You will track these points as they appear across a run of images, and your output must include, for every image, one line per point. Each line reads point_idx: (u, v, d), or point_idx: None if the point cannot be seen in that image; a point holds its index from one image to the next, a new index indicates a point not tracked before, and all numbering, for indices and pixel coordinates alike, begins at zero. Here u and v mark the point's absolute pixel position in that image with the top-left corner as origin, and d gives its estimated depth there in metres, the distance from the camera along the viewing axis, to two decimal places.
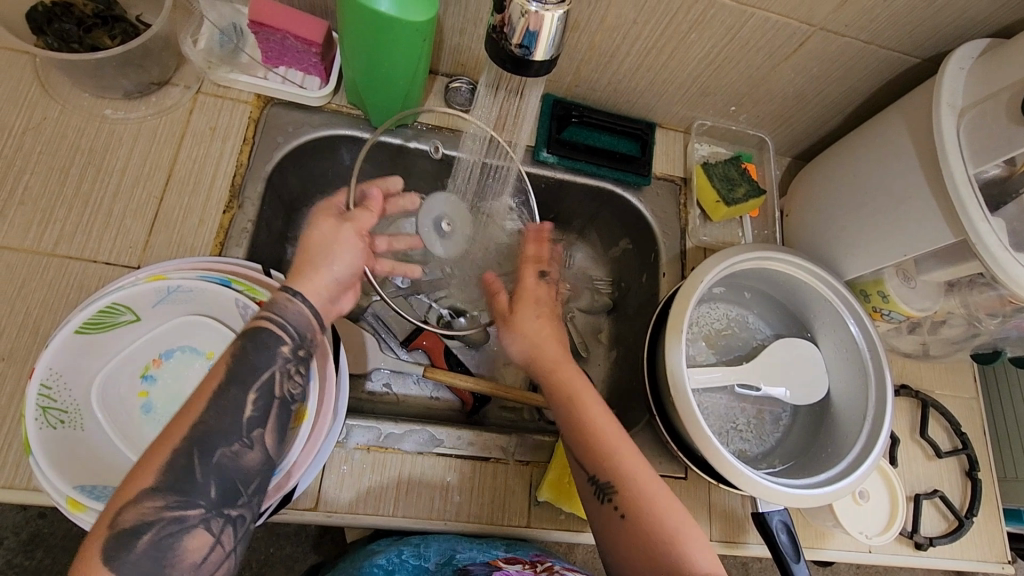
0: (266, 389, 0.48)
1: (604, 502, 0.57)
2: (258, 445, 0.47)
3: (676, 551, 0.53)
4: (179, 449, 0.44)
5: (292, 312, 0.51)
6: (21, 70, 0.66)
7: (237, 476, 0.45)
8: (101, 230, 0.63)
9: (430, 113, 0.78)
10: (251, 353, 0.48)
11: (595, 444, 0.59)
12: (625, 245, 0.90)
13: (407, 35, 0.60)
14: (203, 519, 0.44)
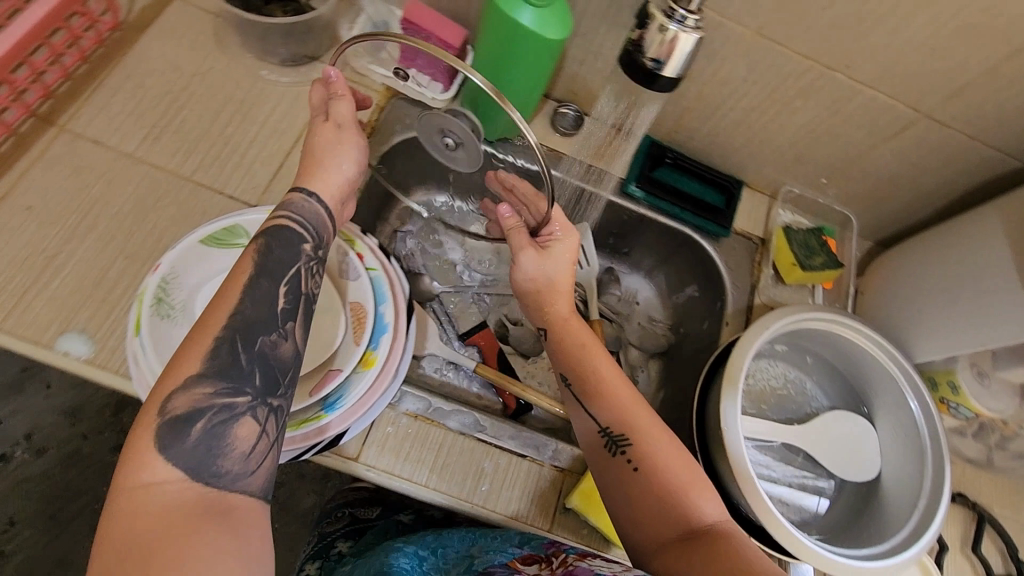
0: (295, 284, 0.51)
1: (615, 454, 0.57)
2: (290, 338, 0.49)
3: (688, 501, 0.54)
4: (222, 338, 0.46)
5: (305, 209, 0.55)
6: (203, 26, 0.76)
7: (276, 365, 0.48)
8: (233, 168, 0.70)
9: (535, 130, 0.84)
10: (277, 249, 0.52)
11: (607, 395, 0.60)
12: (692, 290, 0.93)
13: (538, 49, 0.67)
14: (251, 407, 0.45)
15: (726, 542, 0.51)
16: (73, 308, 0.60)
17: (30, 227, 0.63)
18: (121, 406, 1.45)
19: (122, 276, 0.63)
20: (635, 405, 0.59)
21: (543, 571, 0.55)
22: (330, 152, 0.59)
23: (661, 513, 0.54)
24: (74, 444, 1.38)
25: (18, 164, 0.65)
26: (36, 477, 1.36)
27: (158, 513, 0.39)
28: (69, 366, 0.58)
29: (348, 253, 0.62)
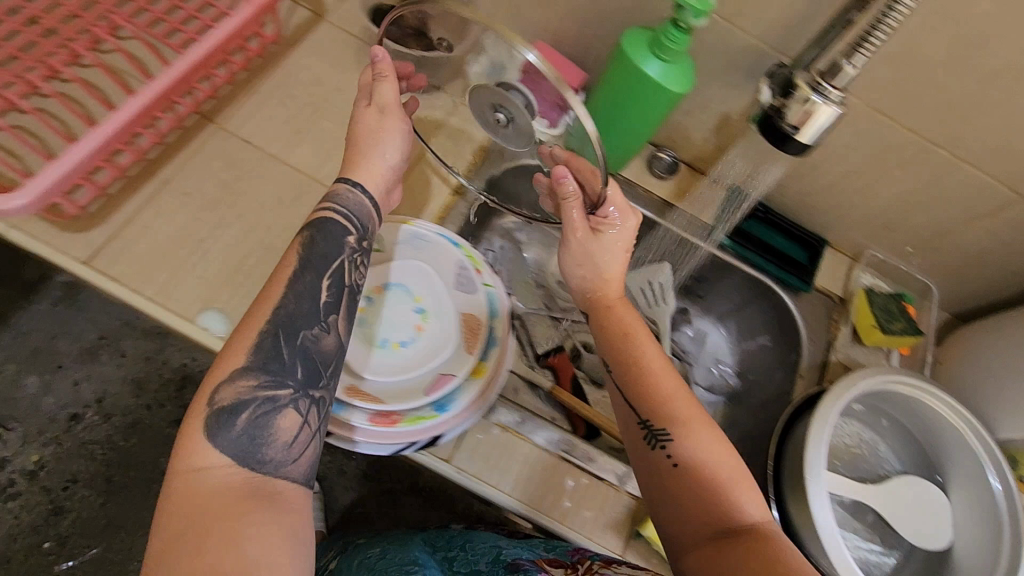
0: (337, 278, 0.54)
1: (654, 447, 0.58)
2: (331, 331, 0.53)
3: (728, 498, 0.54)
4: (266, 332, 0.50)
5: (350, 200, 0.59)
6: (346, 46, 0.84)
7: (317, 357, 0.51)
8: None
9: (633, 170, 0.89)
10: (321, 241, 0.55)
11: (649, 387, 0.60)
12: (763, 340, 0.95)
13: (657, 99, 0.71)
14: (293, 399, 0.49)
15: (766, 539, 0.50)
16: (217, 287, 0.67)
17: (186, 211, 0.70)
18: (184, 382, 1.53)
19: (259, 264, 0.69)
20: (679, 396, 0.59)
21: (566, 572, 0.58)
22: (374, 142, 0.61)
23: (701, 509, 0.54)
24: (138, 412, 1.48)
25: (180, 154, 0.72)
26: (101, 439, 1.45)
27: (208, 495, 0.43)
28: (209, 339, 0.64)
29: (466, 266, 0.68)
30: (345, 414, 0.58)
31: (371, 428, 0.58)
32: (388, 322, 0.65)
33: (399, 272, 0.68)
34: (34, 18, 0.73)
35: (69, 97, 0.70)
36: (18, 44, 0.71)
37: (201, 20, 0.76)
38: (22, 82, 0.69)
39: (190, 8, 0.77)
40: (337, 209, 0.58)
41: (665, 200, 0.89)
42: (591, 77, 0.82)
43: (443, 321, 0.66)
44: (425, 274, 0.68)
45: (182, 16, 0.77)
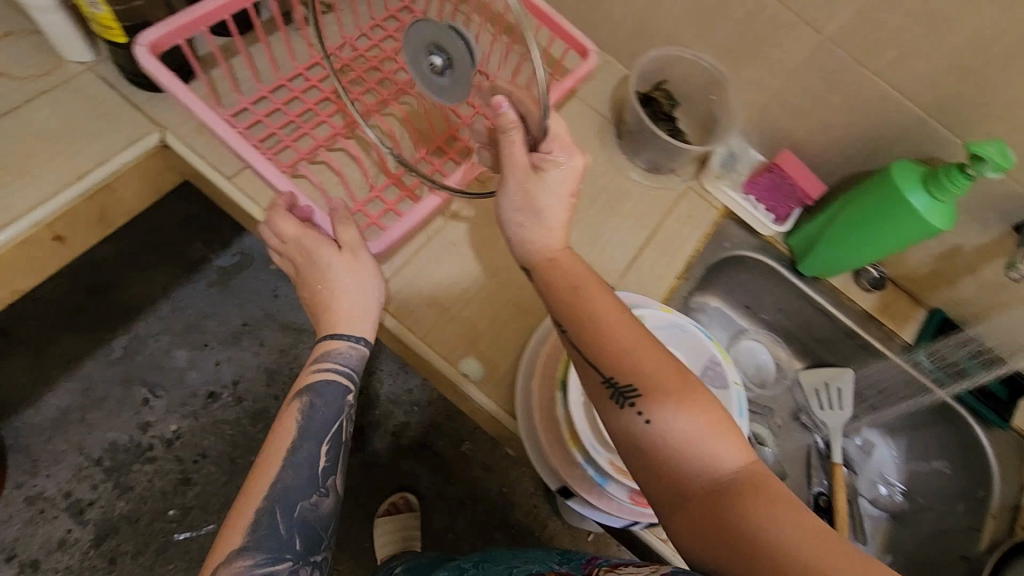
0: (334, 440, 0.65)
1: (622, 406, 0.54)
2: (327, 494, 0.63)
3: (705, 453, 0.51)
4: (264, 508, 0.59)
5: (344, 355, 0.67)
6: (592, 122, 0.89)
7: (316, 522, 0.61)
8: (601, 249, 0.82)
9: (841, 277, 0.91)
10: (317, 407, 0.64)
11: (610, 342, 0.56)
12: (940, 465, 0.93)
13: (911, 228, 0.74)
14: (292, 568, 0.59)
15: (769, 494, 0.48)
16: (475, 337, 0.73)
17: (452, 260, 0.76)
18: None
19: (512, 319, 0.75)
20: (642, 344, 0.56)
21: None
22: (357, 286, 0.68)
23: (688, 467, 0.51)
24: (266, 401, 1.49)
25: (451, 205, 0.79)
26: (232, 421, 1.46)
27: None
28: (468, 385, 0.71)
29: (719, 362, 0.69)
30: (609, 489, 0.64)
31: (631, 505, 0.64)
32: None
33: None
34: (343, 66, 0.81)
35: (366, 142, 0.77)
36: (329, 88, 0.78)
37: None
38: (334, 125, 0.77)
39: None
40: (333, 366, 0.66)
41: (868, 313, 0.90)
42: (831, 187, 0.87)
43: None
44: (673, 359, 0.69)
45: None
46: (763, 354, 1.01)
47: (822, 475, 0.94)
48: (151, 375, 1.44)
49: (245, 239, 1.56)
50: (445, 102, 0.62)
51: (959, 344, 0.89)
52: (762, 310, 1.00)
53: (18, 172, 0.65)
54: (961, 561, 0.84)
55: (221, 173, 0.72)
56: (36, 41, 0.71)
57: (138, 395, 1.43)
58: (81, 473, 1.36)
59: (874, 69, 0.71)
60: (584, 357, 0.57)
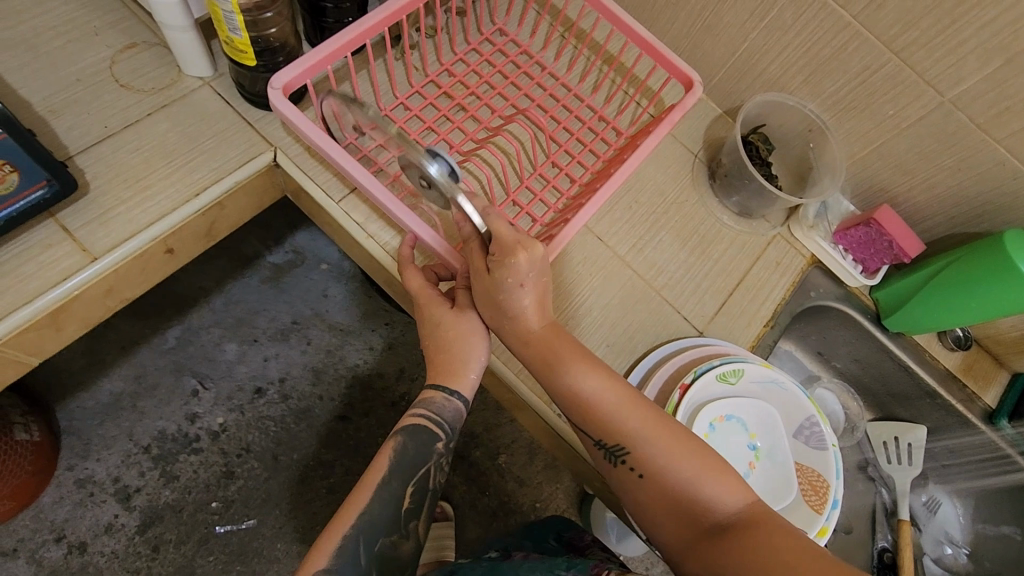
0: (421, 482, 0.65)
1: (616, 464, 0.60)
2: (408, 535, 0.64)
3: (696, 494, 0.56)
4: (347, 537, 0.60)
5: (447, 409, 0.66)
6: (685, 162, 0.89)
7: (394, 559, 0.62)
8: (693, 292, 0.82)
9: (927, 335, 0.89)
10: (410, 449, 0.64)
11: (592, 407, 0.61)
12: (1009, 530, 0.90)
13: (1019, 295, 0.74)
14: None
15: (762, 527, 0.53)
16: None
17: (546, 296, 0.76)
18: (356, 381, 1.42)
19: (604, 359, 0.75)
20: (623, 405, 0.60)
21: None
22: (464, 349, 0.65)
23: (684, 511, 0.56)
24: (311, 401, 1.39)
25: None
26: (276, 417, 1.37)
27: None
28: (563, 427, 0.72)
29: (817, 423, 0.71)
30: None
31: None
32: (726, 455, 0.70)
33: (751, 410, 0.72)
34: (444, 95, 0.81)
35: (473, 175, 0.78)
36: (431, 118, 0.79)
37: (573, 111, 0.84)
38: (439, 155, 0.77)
39: (563, 97, 0.85)
40: (428, 413, 0.66)
41: (951, 372, 0.89)
42: (928, 245, 0.87)
43: (779, 468, 0.71)
44: (766, 415, 0.72)
45: (555, 105, 0.84)
46: (831, 402, 0.99)
47: (888, 530, 0.94)
48: (202, 366, 1.36)
49: (299, 235, 1.49)
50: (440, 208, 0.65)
51: None
52: (836, 358, 0.99)
53: (139, 187, 0.66)
54: None
55: (329, 197, 0.72)
56: (160, 53, 0.72)
57: (187, 385, 1.35)
58: (130, 460, 1.28)
59: (996, 136, 0.70)
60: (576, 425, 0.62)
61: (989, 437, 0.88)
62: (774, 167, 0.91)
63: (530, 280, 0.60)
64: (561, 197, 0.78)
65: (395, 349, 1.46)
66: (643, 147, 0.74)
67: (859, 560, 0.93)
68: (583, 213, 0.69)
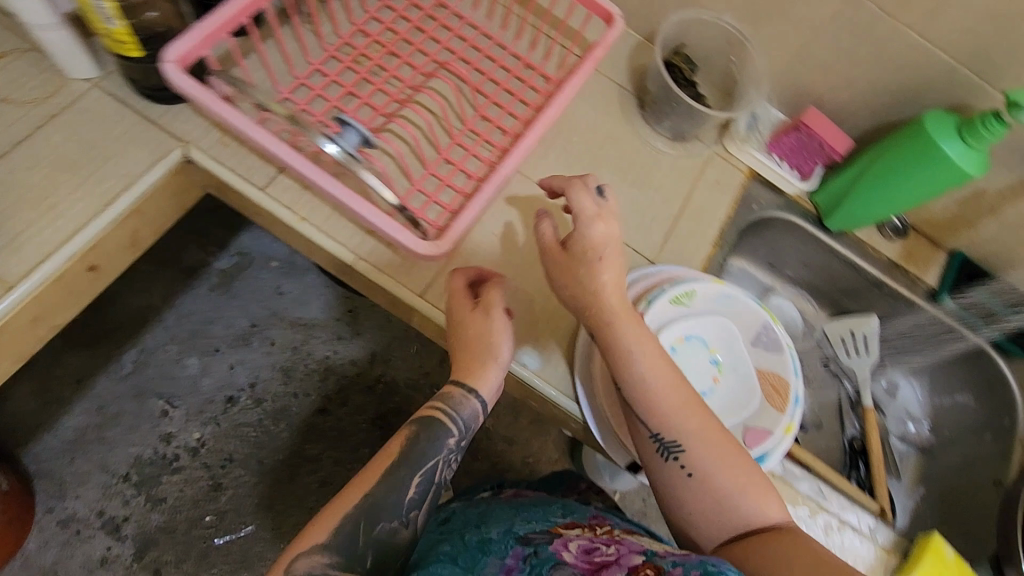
0: (428, 474, 0.64)
1: (666, 460, 0.61)
2: (407, 525, 0.62)
3: (735, 504, 0.59)
4: (350, 515, 0.59)
5: (465, 408, 0.67)
6: (612, 95, 0.88)
7: (391, 547, 0.60)
8: (638, 224, 0.82)
9: (866, 230, 0.93)
10: (424, 440, 0.64)
11: (661, 407, 0.61)
12: (962, 398, 0.97)
13: (945, 177, 0.77)
14: None
15: (788, 539, 0.56)
16: (529, 326, 0.74)
17: (496, 251, 0.76)
18: (329, 373, 1.40)
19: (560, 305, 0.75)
20: (690, 409, 0.61)
21: (585, 531, 0.67)
22: (491, 339, 0.67)
23: (715, 514, 0.59)
24: (286, 399, 1.37)
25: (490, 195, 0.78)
26: (253, 423, 1.34)
27: None
28: (526, 375, 0.72)
29: (770, 327, 0.74)
30: None
31: None
32: (690, 374, 0.71)
33: (709, 327, 0.73)
34: (359, 57, 0.77)
35: (398, 138, 0.74)
36: (350, 82, 0.75)
37: (496, 60, 0.81)
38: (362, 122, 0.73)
39: (484, 47, 0.82)
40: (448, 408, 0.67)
41: (893, 261, 0.93)
42: (856, 141, 0.89)
43: (743, 380, 0.72)
44: (724, 330, 0.74)
45: (478, 56, 0.81)
46: (790, 310, 1.03)
47: (855, 419, 1.00)
48: (164, 385, 1.32)
49: (240, 236, 1.44)
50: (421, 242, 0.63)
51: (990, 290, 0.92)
52: (787, 267, 1.02)
53: (46, 207, 0.62)
54: (994, 487, 0.88)
55: (254, 185, 0.69)
56: (34, 58, 0.66)
57: (154, 407, 1.30)
58: (111, 491, 1.25)
59: (906, 22, 0.71)
60: (633, 414, 0.63)
61: (938, 314, 0.92)
62: (701, 87, 0.91)
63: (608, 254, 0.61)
64: (494, 150, 0.76)
65: (363, 334, 1.44)
66: (566, 89, 0.74)
67: (835, 453, 0.98)
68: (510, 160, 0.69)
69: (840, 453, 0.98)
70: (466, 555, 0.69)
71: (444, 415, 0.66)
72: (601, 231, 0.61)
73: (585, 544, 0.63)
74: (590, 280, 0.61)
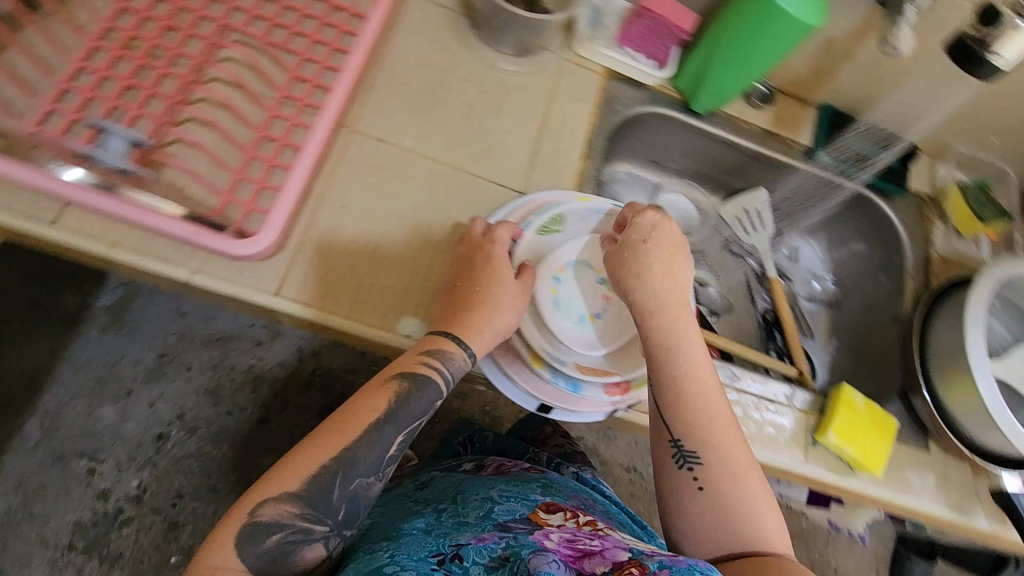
0: (408, 436, 0.59)
1: (681, 468, 0.58)
2: (381, 478, 0.58)
3: (739, 524, 0.55)
4: (326, 468, 0.55)
5: (455, 365, 0.61)
6: (442, 21, 0.80)
7: (364, 502, 0.56)
8: (498, 156, 0.77)
9: (734, 104, 0.91)
10: (413, 401, 0.59)
11: (692, 413, 0.59)
12: (857, 246, 1.00)
13: (786, 33, 0.74)
14: (325, 536, 0.54)
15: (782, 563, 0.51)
16: (405, 294, 0.69)
17: (350, 223, 0.69)
18: (260, 381, 1.23)
19: (432, 264, 0.70)
20: (718, 422, 0.59)
21: (568, 522, 0.62)
22: (495, 305, 0.62)
23: (718, 529, 0.55)
24: (222, 421, 1.20)
25: (327, 164, 0.71)
26: (195, 454, 1.17)
27: None
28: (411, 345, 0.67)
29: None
30: (584, 392, 0.64)
31: (608, 398, 0.65)
32: (583, 297, 0.68)
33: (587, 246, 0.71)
34: (131, 41, 0.66)
35: (203, 129, 0.66)
36: (127, 72, 0.64)
37: (296, 10, 0.72)
38: (143, 132, 0.63)
39: None
40: (441, 369, 0.60)
41: (765, 129, 0.92)
42: (702, 15, 0.86)
43: None
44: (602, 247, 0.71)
45: (275, 10, 0.72)
46: (683, 203, 1.02)
47: (764, 292, 1.01)
48: (84, 443, 1.14)
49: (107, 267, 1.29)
50: (241, 249, 0.59)
51: (860, 132, 0.93)
52: (670, 160, 0.99)
53: None
54: (893, 322, 0.91)
55: (40, 222, 0.60)
56: None
57: (79, 468, 1.12)
58: (56, 566, 1.08)
59: None
60: (660, 419, 0.60)
61: (818, 172, 0.93)
62: None
63: (654, 237, 0.63)
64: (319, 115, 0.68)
65: None
66: (364, 34, 0.69)
67: (751, 329, 1.00)
68: (319, 128, 0.64)
69: (756, 326, 1.00)
70: (438, 529, 0.63)
71: (435, 369, 0.60)
72: (652, 221, 0.64)
73: (567, 535, 0.56)
74: (659, 264, 0.62)
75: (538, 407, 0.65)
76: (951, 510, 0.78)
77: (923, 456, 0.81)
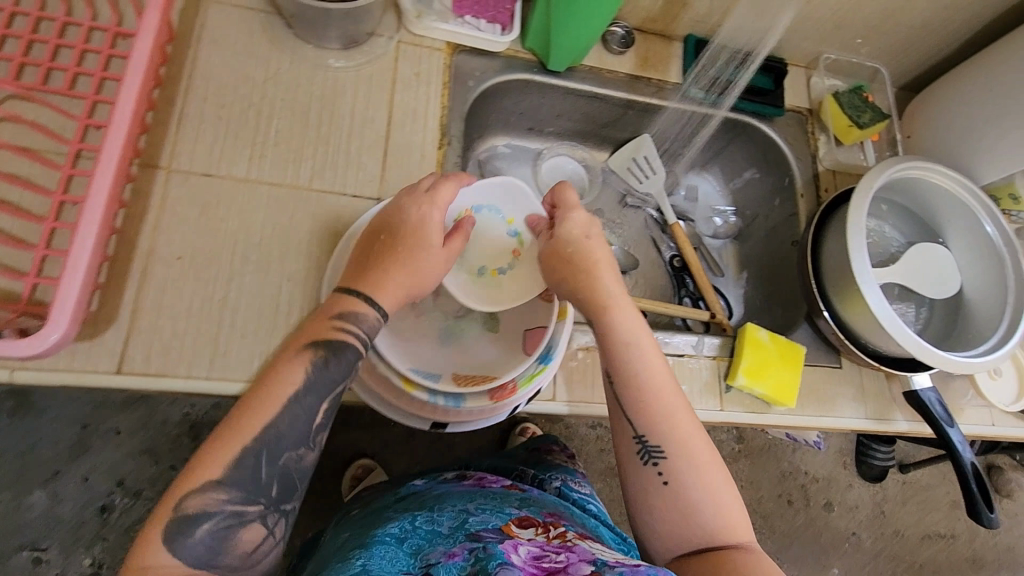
0: (335, 402, 0.53)
1: (644, 463, 0.54)
2: (314, 448, 0.52)
3: (705, 517, 0.52)
4: (249, 450, 0.48)
5: (368, 323, 0.56)
6: (252, 26, 0.72)
7: (298, 477, 0.50)
8: (345, 164, 0.71)
9: (594, 56, 0.86)
10: (331, 364, 0.53)
11: (652, 408, 0.56)
12: (751, 174, 0.98)
13: None
14: (262, 515, 0.48)
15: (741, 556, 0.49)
16: (268, 336, 0.63)
17: (191, 273, 0.63)
18: (199, 429, 1.12)
19: (293, 298, 0.65)
20: (678, 413, 0.56)
21: (537, 535, 0.55)
22: (403, 259, 0.58)
23: (683, 525, 0.52)
24: (167, 477, 1.10)
25: (150, 215, 0.64)
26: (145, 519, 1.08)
27: None
28: None
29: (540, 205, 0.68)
30: (467, 403, 0.61)
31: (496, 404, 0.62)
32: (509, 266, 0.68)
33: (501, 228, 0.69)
34: None
35: None
36: None
37: (74, 48, 0.63)
38: None
39: (51, 37, 0.63)
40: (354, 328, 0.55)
41: (631, 74, 0.87)
42: None
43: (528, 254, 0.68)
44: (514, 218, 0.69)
45: (47, 52, 0.63)
46: (570, 165, 0.99)
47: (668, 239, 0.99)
48: (19, 535, 1.03)
49: None
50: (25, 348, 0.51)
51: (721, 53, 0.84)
52: (546, 124, 0.94)
53: None
54: (793, 247, 0.91)
55: None
56: None
57: (22, 560, 1.03)
58: None
59: None
60: (622, 411, 0.57)
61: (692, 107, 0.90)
62: None
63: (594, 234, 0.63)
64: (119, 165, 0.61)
65: None
66: (134, 59, 0.58)
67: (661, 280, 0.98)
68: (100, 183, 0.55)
69: (666, 276, 0.98)
70: (411, 540, 0.58)
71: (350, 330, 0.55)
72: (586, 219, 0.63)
73: (533, 549, 0.51)
74: (602, 258, 0.61)
75: (431, 426, 0.62)
76: (869, 420, 0.80)
77: (836, 374, 0.82)
